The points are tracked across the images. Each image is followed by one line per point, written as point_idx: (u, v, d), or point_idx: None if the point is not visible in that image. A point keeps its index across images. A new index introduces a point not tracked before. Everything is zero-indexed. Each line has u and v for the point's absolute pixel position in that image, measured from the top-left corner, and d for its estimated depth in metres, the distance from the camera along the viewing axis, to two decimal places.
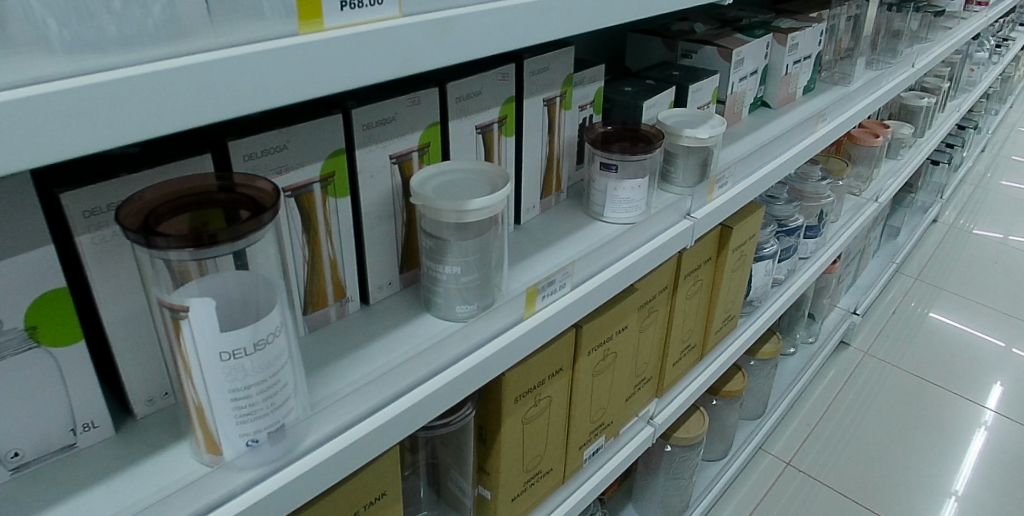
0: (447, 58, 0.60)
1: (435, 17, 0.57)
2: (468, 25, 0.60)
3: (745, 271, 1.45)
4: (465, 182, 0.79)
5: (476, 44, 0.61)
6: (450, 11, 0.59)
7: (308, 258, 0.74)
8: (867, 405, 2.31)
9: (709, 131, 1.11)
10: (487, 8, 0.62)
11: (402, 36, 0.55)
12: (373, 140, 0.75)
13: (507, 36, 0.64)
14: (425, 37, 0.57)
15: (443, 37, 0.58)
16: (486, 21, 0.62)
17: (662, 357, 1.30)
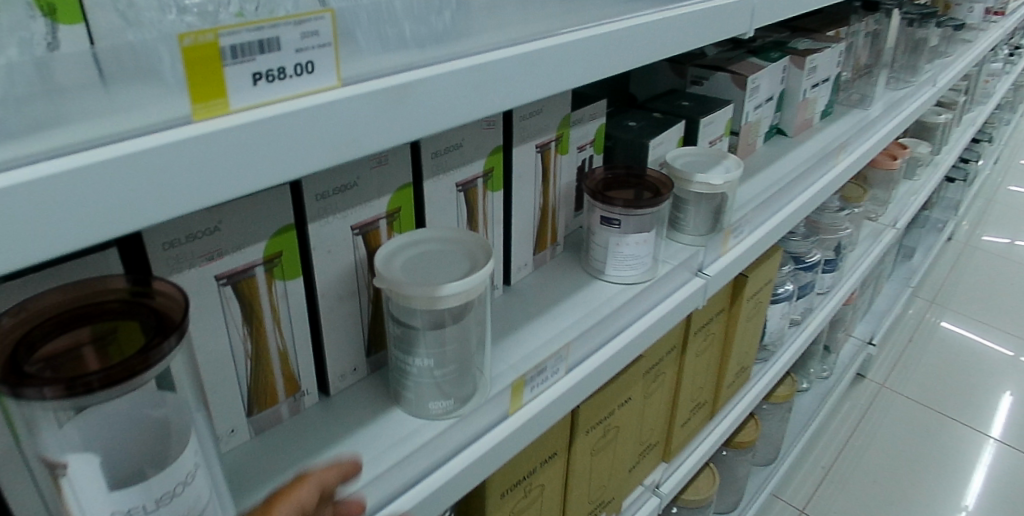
0: (411, 133, 0.47)
1: (389, 83, 0.45)
2: (434, 89, 0.47)
3: (759, 321, 1.34)
4: (440, 256, 0.68)
5: (447, 112, 0.49)
6: (408, 75, 0.46)
7: (249, 352, 0.63)
8: (883, 445, 2.19)
9: (723, 178, 1.00)
10: (458, 66, 0.49)
11: (346, 113, 0.42)
12: (330, 210, 0.63)
13: (485, 99, 0.52)
14: (378, 110, 0.44)
15: (401, 106, 0.46)
16: (459, 83, 0.49)
17: (669, 421, 1.19)
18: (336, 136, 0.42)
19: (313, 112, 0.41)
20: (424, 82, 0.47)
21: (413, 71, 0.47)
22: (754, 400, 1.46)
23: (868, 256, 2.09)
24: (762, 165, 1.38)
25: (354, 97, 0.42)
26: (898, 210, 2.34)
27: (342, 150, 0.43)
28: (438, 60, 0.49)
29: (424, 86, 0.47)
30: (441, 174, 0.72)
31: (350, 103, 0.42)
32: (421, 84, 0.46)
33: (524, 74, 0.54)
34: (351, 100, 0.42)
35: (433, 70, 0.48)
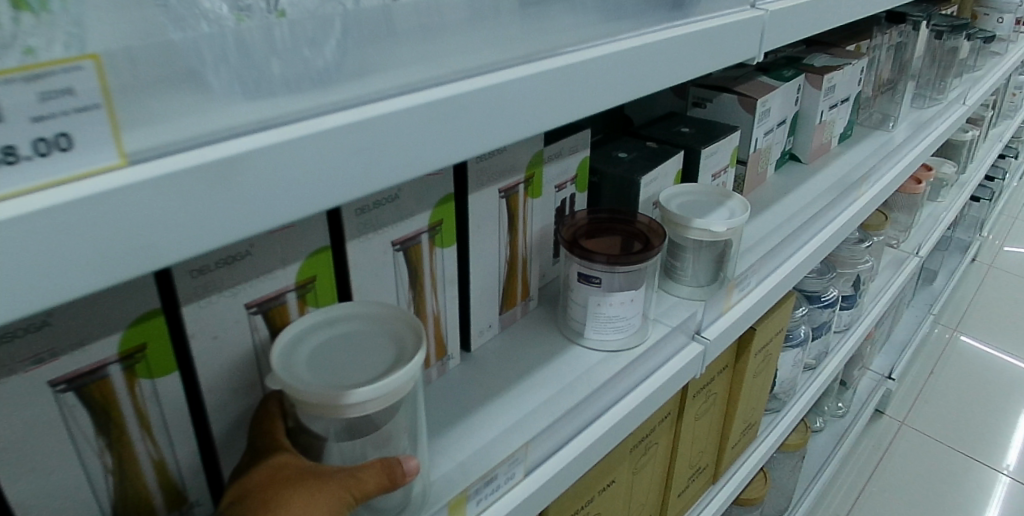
0: (261, 222, 0.33)
1: (213, 155, 0.31)
2: (293, 159, 0.34)
3: (768, 374, 1.19)
4: (361, 340, 0.53)
5: (319, 187, 0.35)
6: (248, 140, 0.33)
7: (110, 468, 0.49)
8: (905, 490, 2.02)
9: (727, 224, 0.85)
10: (333, 122, 0.35)
11: (134, 205, 0.28)
12: (213, 288, 0.50)
13: (387, 163, 0.38)
14: (193, 196, 0.30)
15: (236, 186, 0.32)
16: (334, 147, 0.35)
17: (664, 493, 1.05)
18: (123, 241, 0.29)
19: (70, 209, 0.27)
20: (275, 149, 0.33)
21: (259, 133, 0.33)
22: (763, 457, 1.31)
23: (889, 289, 1.94)
24: (774, 197, 1.23)
25: (146, 182, 0.29)
26: (920, 236, 2.19)
27: (137, 257, 0.29)
28: (305, 116, 0.36)
29: (275, 155, 0.33)
30: (372, 233, 0.59)
31: (141, 189, 0.28)
32: (268, 152, 0.33)
33: (441, 127, 0.41)
34: (144, 185, 0.29)
35: (290, 130, 0.34)
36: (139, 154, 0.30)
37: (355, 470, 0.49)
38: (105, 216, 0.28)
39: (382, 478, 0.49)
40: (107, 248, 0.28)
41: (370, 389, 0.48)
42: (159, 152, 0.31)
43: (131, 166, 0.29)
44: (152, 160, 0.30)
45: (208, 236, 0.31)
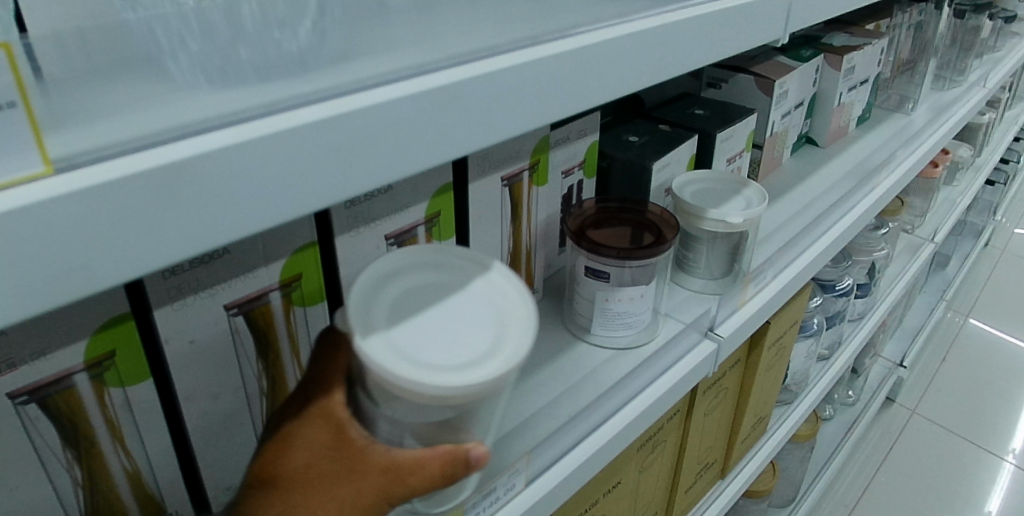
0: (219, 234, 0.30)
1: (155, 160, 0.27)
2: (251, 163, 0.30)
3: (781, 367, 1.15)
4: (457, 315, 0.45)
5: (284, 192, 0.31)
6: (198, 141, 0.29)
7: (79, 481, 0.45)
8: (914, 479, 1.99)
9: (744, 215, 0.81)
10: (300, 118, 0.31)
11: (64, 219, 0.25)
12: (188, 289, 0.45)
13: (367, 164, 0.34)
14: (130, 208, 0.27)
15: (183, 195, 0.28)
16: (301, 147, 0.31)
17: (672, 490, 1.01)
18: (50, 262, 0.25)
19: None
20: (230, 152, 0.29)
21: (213, 132, 0.29)
22: (774, 450, 1.27)
23: (904, 276, 1.89)
24: (790, 183, 1.18)
25: (78, 192, 0.25)
26: (936, 222, 2.13)
27: (72, 278, 0.26)
28: (272, 110, 0.32)
29: (229, 158, 0.29)
30: (364, 226, 0.54)
31: (70, 201, 0.25)
32: (221, 156, 0.28)
33: (431, 120, 0.37)
34: (71, 198, 0.25)
35: (248, 128, 0.30)
36: (69, 160, 0.27)
37: (404, 464, 0.40)
38: (28, 234, 0.24)
39: (440, 479, 0.40)
40: (34, 270, 0.25)
41: (449, 376, 0.40)
42: (97, 156, 0.27)
43: (59, 174, 0.26)
44: (86, 166, 0.27)
45: (152, 254, 0.28)
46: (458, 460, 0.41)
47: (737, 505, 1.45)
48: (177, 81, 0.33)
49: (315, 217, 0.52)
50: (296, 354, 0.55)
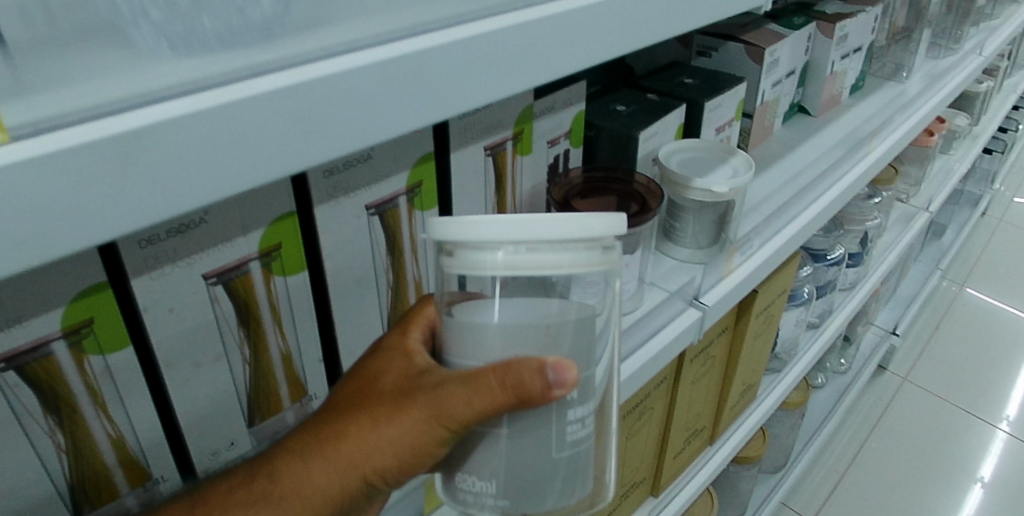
0: (182, 201, 0.30)
1: (113, 127, 0.27)
2: (212, 131, 0.30)
3: (769, 336, 1.16)
4: None
5: (246, 159, 0.31)
6: (159, 109, 0.28)
7: (63, 447, 0.46)
8: (904, 446, 2.02)
9: (729, 184, 0.81)
10: (262, 86, 0.31)
11: (22, 186, 0.25)
12: (165, 258, 0.46)
13: (332, 132, 0.34)
14: (89, 176, 0.27)
15: (143, 162, 0.28)
16: (263, 116, 0.31)
17: (660, 456, 1.03)
18: (8, 229, 0.25)
19: None
20: (190, 119, 0.29)
21: (173, 100, 0.29)
22: (763, 417, 1.29)
23: (897, 245, 1.89)
24: (780, 152, 1.18)
25: (35, 160, 0.25)
26: (930, 192, 2.13)
27: (29, 246, 0.26)
28: (234, 78, 0.32)
29: (189, 126, 0.29)
30: (343, 196, 0.54)
31: (28, 168, 0.25)
32: (182, 123, 0.28)
33: (397, 88, 0.36)
34: (27, 165, 0.25)
35: (209, 96, 0.30)
36: (26, 127, 0.26)
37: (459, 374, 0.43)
38: None
39: (503, 397, 0.41)
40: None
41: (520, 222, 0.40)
42: (51, 126, 0.27)
43: (14, 143, 0.25)
44: (45, 132, 0.26)
45: (111, 221, 0.28)
46: (525, 370, 0.41)
47: (728, 471, 1.47)
48: (142, 50, 0.33)
49: (292, 182, 0.52)
50: (278, 324, 0.55)
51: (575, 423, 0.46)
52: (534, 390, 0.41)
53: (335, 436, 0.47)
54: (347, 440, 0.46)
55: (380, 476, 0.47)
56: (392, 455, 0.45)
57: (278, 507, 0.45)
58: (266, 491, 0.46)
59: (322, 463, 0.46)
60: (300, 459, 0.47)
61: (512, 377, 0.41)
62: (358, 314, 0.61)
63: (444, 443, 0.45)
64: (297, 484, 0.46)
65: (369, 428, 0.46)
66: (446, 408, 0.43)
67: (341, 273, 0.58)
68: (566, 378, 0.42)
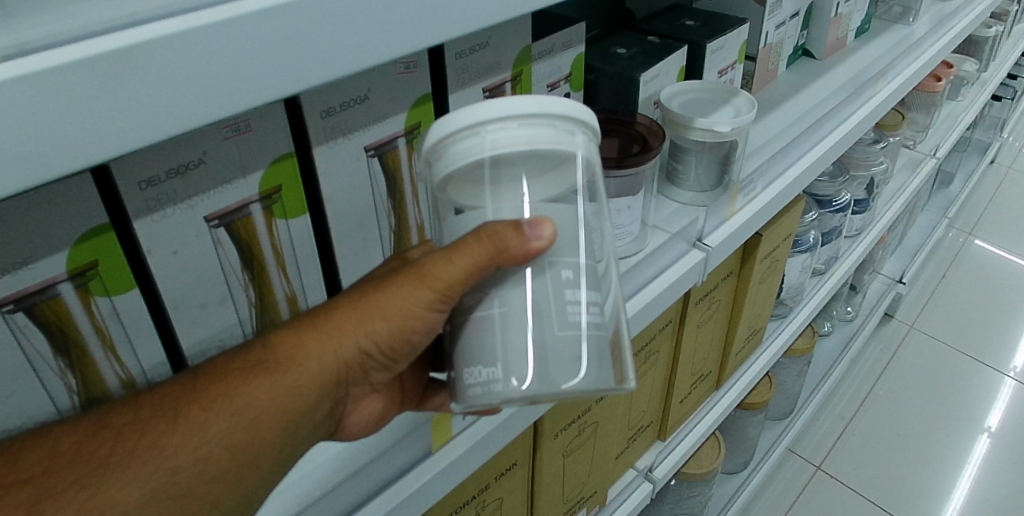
0: (176, 123, 0.30)
1: (101, 47, 0.27)
2: (201, 52, 0.30)
3: (774, 280, 1.16)
4: None
5: (236, 84, 0.31)
6: (146, 30, 0.29)
7: (75, 390, 0.47)
8: (909, 392, 2.04)
9: (731, 124, 0.80)
10: (248, 7, 0.31)
11: (17, 104, 0.25)
12: (166, 200, 0.46)
13: (321, 59, 0.34)
14: (79, 94, 0.27)
15: (133, 81, 0.28)
16: (251, 37, 0.31)
17: (665, 399, 1.04)
18: (2, 150, 0.26)
19: None
20: (178, 39, 0.29)
21: (160, 22, 0.29)
22: (769, 361, 1.30)
23: (903, 192, 1.88)
24: (784, 96, 1.16)
25: (25, 76, 0.25)
26: (937, 138, 2.10)
27: (23, 167, 0.26)
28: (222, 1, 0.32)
29: (176, 46, 0.29)
30: (341, 138, 0.54)
31: (19, 85, 0.25)
32: (169, 42, 0.28)
33: (386, 12, 0.36)
34: (18, 82, 0.25)
35: (196, 17, 0.30)
36: (16, 49, 0.27)
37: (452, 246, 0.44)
38: None
39: (485, 254, 0.43)
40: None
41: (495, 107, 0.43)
42: (42, 48, 0.27)
43: (4, 62, 0.26)
44: (33, 55, 0.27)
45: (103, 144, 0.28)
46: (503, 228, 0.43)
47: (735, 417, 1.49)
48: None
49: (285, 107, 0.51)
50: (282, 268, 0.56)
51: (574, 301, 0.45)
52: (515, 244, 0.42)
53: (327, 314, 0.48)
54: (341, 316, 0.48)
55: (373, 347, 0.48)
56: (384, 328, 0.47)
57: (274, 373, 0.45)
58: (262, 358, 0.46)
59: (317, 336, 0.47)
60: (295, 332, 0.47)
61: (489, 230, 0.43)
62: (359, 258, 0.61)
63: (430, 310, 0.46)
64: (294, 354, 0.46)
65: (360, 305, 0.48)
66: (431, 268, 0.45)
67: (341, 216, 0.58)
68: (545, 235, 0.43)
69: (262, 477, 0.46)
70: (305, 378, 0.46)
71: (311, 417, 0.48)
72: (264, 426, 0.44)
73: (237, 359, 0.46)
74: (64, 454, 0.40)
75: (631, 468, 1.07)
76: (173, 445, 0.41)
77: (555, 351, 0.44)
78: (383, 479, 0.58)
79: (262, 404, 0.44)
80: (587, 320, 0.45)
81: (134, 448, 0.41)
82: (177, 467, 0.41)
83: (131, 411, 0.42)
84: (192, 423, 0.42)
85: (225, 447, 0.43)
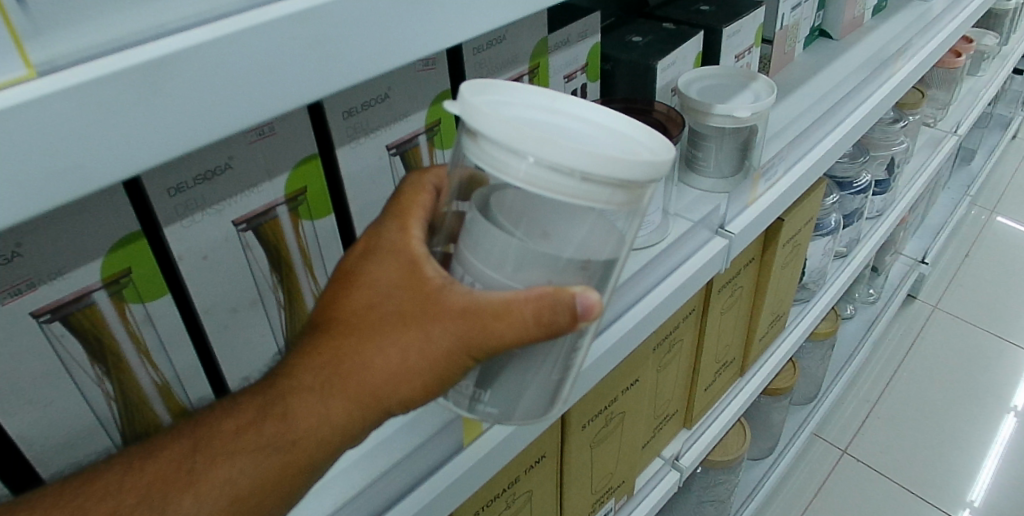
0: (206, 132, 0.31)
1: (135, 58, 0.28)
2: (232, 58, 0.30)
3: (797, 264, 1.15)
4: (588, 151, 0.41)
5: (264, 87, 0.32)
6: (178, 39, 0.29)
7: (112, 396, 0.48)
8: (934, 374, 2.01)
9: (751, 109, 0.79)
10: (275, 13, 0.31)
11: (54, 117, 0.26)
12: (195, 206, 0.46)
13: (340, 62, 0.35)
14: (111, 105, 0.28)
15: (165, 90, 0.29)
16: (279, 43, 0.32)
17: (691, 387, 1.04)
18: (43, 163, 0.27)
19: None
20: (210, 47, 0.29)
21: (191, 31, 0.30)
22: (793, 346, 1.29)
23: (924, 171, 1.85)
24: (801, 78, 1.15)
25: (61, 91, 0.26)
26: (958, 115, 2.06)
27: (62, 180, 0.27)
28: (249, 7, 0.32)
29: (208, 54, 0.29)
30: (363, 137, 0.54)
31: (53, 97, 0.26)
32: (199, 51, 0.29)
33: (405, 13, 0.36)
34: (56, 97, 0.26)
35: (226, 24, 0.30)
36: (54, 63, 0.27)
37: (501, 303, 0.40)
38: (21, 134, 0.26)
39: (535, 331, 0.40)
40: (26, 174, 0.26)
41: (640, 169, 0.38)
42: (79, 60, 0.28)
43: (42, 76, 0.27)
44: (67, 69, 0.28)
45: (137, 154, 0.29)
46: (559, 306, 0.39)
47: (759, 403, 1.48)
48: None
49: (309, 110, 0.51)
50: (309, 268, 0.56)
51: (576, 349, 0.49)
52: (566, 330, 0.40)
53: (347, 371, 0.43)
54: (366, 376, 0.43)
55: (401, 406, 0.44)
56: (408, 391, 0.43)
57: (287, 449, 0.44)
58: (274, 427, 0.44)
59: (341, 399, 0.43)
60: (314, 396, 0.44)
61: (546, 311, 0.39)
62: None
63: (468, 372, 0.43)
64: (308, 422, 0.43)
65: (398, 373, 0.42)
66: (480, 334, 0.40)
67: (364, 215, 0.58)
68: (595, 308, 0.40)
69: None
70: (319, 446, 0.44)
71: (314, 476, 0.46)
72: (271, 497, 0.44)
73: (245, 417, 0.44)
74: None
75: (659, 457, 1.07)
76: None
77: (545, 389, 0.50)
78: (414, 477, 0.59)
79: (267, 481, 0.44)
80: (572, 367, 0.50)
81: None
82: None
83: (113, 498, 0.41)
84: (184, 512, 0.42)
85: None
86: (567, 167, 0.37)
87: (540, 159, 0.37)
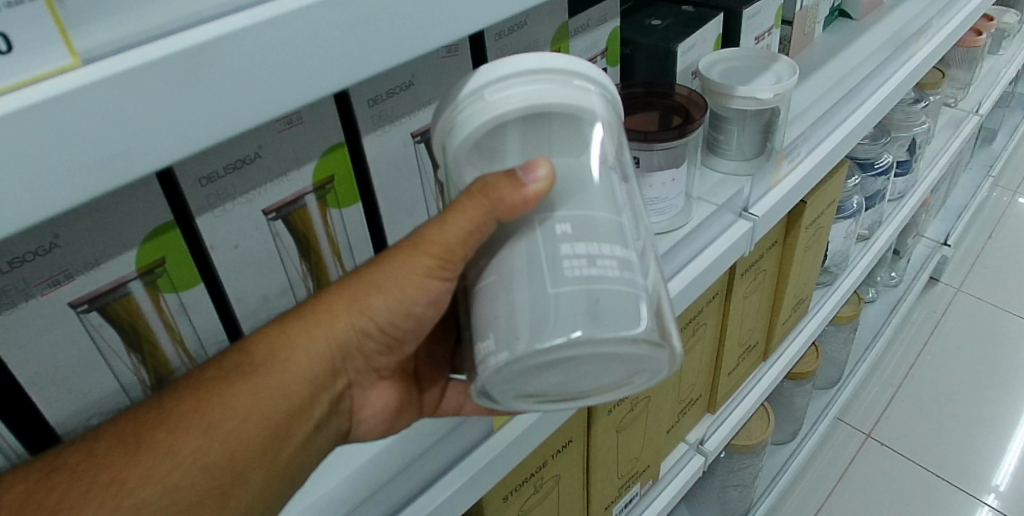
0: (245, 118, 0.31)
1: (176, 45, 0.28)
2: (264, 44, 0.31)
3: (820, 247, 1.14)
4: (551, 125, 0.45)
5: (298, 72, 0.32)
6: (217, 25, 0.30)
7: (147, 383, 0.49)
8: (958, 357, 1.98)
9: (774, 90, 0.78)
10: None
11: (100, 104, 0.27)
12: (225, 196, 0.47)
13: (372, 43, 0.35)
14: (155, 91, 0.28)
15: (207, 77, 0.29)
16: (313, 30, 0.32)
17: (714, 372, 1.04)
18: (93, 150, 0.27)
19: (38, 110, 0.25)
20: (245, 33, 0.30)
21: (228, 17, 0.30)
22: (817, 329, 1.28)
23: (946, 151, 1.82)
24: (822, 58, 1.13)
25: (106, 78, 0.27)
26: (980, 94, 2.03)
27: (109, 168, 0.28)
28: None
29: (245, 40, 0.30)
30: (389, 125, 0.54)
31: (98, 85, 0.26)
32: (238, 38, 0.30)
33: None
34: (103, 83, 0.27)
35: (263, 10, 0.31)
36: (96, 51, 0.28)
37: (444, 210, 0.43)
38: (68, 120, 0.26)
39: (482, 211, 0.41)
40: (71, 164, 0.27)
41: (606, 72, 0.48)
42: (122, 48, 0.28)
43: (86, 64, 0.27)
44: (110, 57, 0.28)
45: (176, 141, 0.29)
46: (500, 185, 0.41)
47: (782, 388, 1.48)
48: None
49: (336, 99, 0.51)
50: (337, 257, 0.57)
51: (575, 256, 0.39)
52: (510, 196, 0.40)
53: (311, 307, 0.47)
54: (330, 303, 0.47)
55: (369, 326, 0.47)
56: (381, 304, 0.46)
57: (256, 377, 0.44)
58: (236, 364, 0.44)
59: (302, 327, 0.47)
60: (274, 330, 0.46)
61: (486, 186, 0.41)
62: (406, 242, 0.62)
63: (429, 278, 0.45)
64: (270, 354, 0.45)
65: (352, 291, 0.47)
66: (426, 236, 0.44)
67: (390, 202, 0.58)
68: (538, 182, 0.40)
69: (243, 484, 0.43)
70: (289, 374, 0.45)
71: (294, 423, 0.46)
72: (255, 434, 0.43)
73: (211, 368, 0.44)
74: (15, 497, 0.37)
75: (683, 442, 1.07)
76: (138, 477, 0.39)
77: (576, 308, 0.38)
78: (442, 460, 0.60)
79: (246, 412, 0.43)
80: (599, 274, 0.39)
81: (89, 490, 0.38)
82: (171, 502, 0.40)
83: (88, 447, 0.40)
84: (158, 449, 0.40)
85: (219, 456, 0.42)
86: (565, 71, 0.44)
87: (548, 69, 0.44)
